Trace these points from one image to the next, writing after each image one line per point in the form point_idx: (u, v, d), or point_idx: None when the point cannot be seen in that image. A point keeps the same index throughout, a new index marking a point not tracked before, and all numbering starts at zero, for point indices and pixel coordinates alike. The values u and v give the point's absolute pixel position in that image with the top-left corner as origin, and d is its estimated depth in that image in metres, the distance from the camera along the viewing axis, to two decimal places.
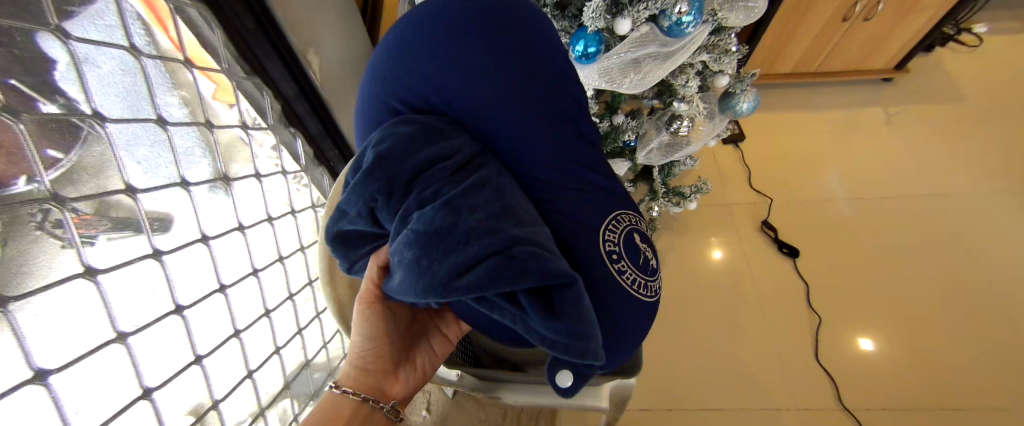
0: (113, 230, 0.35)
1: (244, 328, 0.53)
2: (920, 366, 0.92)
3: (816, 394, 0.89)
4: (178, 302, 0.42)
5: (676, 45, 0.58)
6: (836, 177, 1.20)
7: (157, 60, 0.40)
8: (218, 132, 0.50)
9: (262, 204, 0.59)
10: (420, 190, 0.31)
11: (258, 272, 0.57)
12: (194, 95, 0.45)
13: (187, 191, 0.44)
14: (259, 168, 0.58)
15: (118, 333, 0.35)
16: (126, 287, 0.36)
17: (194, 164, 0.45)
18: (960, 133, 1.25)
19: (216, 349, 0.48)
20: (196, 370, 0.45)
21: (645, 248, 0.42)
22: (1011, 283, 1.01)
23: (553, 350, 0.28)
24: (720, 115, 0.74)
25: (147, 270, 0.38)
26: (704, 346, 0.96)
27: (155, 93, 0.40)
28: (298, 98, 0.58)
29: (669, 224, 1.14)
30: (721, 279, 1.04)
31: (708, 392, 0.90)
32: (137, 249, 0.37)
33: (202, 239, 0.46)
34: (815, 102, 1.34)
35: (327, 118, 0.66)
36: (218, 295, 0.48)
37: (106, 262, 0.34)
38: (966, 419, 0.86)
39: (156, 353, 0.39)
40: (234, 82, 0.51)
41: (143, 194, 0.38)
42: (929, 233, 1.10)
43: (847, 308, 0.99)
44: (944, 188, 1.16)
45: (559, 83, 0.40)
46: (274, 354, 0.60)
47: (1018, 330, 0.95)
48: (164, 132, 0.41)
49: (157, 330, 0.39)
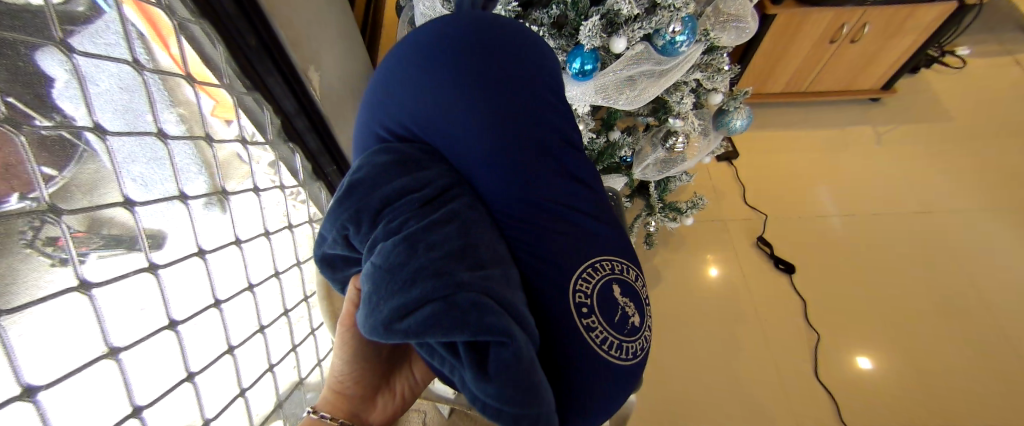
0: (104, 247, 0.34)
1: (238, 344, 0.52)
2: (920, 385, 0.91)
3: (817, 414, 0.88)
4: (172, 317, 0.41)
5: (670, 64, 0.59)
6: (828, 194, 1.21)
7: (157, 75, 0.40)
8: (217, 147, 0.49)
9: (259, 219, 0.58)
10: (388, 222, 0.33)
11: (253, 288, 0.56)
12: (193, 112, 0.45)
13: (184, 204, 0.44)
14: (257, 183, 0.58)
15: (110, 348, 0.34)
16: (119, 303, 0.35)
17: (191, 180, 0.45)
18: (948, 152, 1.28)
19: (209, 365, 0.46)
20: (188, 388, 0.43)
21: (625, 302, 0.38)
22: (1003, 300, 1.02)
23: (495, 419, 0.27)
24: (714, 132, 0.74)
25: (142, 284, 0.38)
26: (704, 366, 0.94)
27: (156, 109, 0.40)
28: (298, 113, 0.59)
29: (666, 239, 1.13)
30: (718, 296, 1.04)
31: (708, 414, 0.88)
32: (131, 261, 0.36)
33: (199, 253, 0.45)
34: (805, 120, 1.37)
35: (325, 132, 0.67)
36: (213, 310, 0.47)
37: (100, 276, 0.33)
38: None
39: (147, 370, 0.38)
40: (235, 98, 0.51)
41: (140, 206, 0.38)
42: (923, 249, 1.10)
43: (843, 326, 0.99)
44: (934, 205, 1.18)
45: (537, 113, 0.39)
46: (268, 371, 0.59)
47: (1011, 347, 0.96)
48: (163, 147, 0.41)
49: (151, 345, 0.38)
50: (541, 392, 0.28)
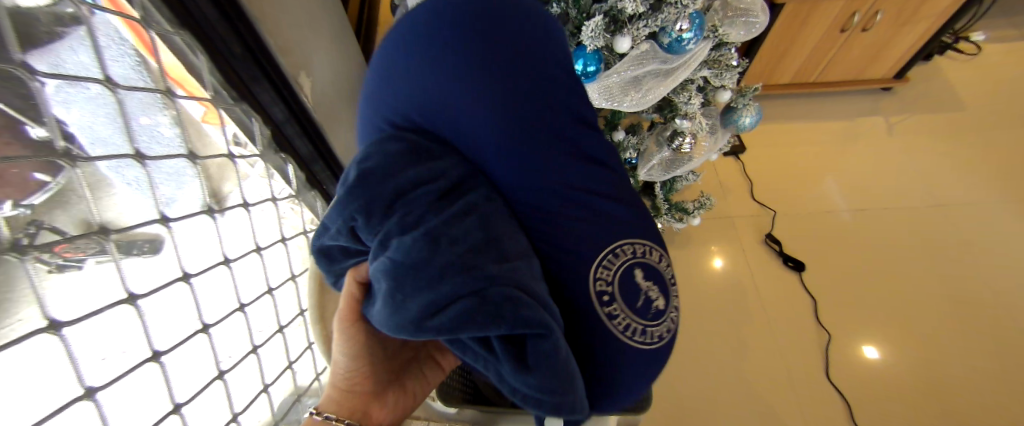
0: (103, 252, 0.33)
1: (228, 369, 0.49)
2: (931, 382, 0.90)
3: (827, 418, 0.87)
4: (155, 348, 0.38)
5: (677, 62, 0.57)
6: (836, 186, 1.19)
7: (159, 95, 0.40)
8: (208, 163, 0.48)
9: (250, 234, 0.57)
10: (402, 215, 0.30)
11: (244, 308, 0.54)
12: (186, 116, 0.44)
13: (166, 226, 0.40)
14: (247, 196, 0.57)
15: (86, 389, 0.31)
16: (93, 341, 0.32)
17: (176, 200, 0.42)
18: (961, 142, 1.25)
19: (197, 394, 0.44)
20: (174, 420, 0.40)
21: (649, 286, 0.35)
22: (1018, 294, 1.00)
23: (532, 406, 0.28)
24: (723, 129, 0.73)
25: (120, 317, 0.35)
26: (712, 368, 0.93)
27: (131, 114, 0.37)
28: (288, 121, 0.57)
29: (672, 237, 1.12)
30: (725, 293, 1.02)
31: (714, 418, 0.87)
32: (99, 292, 0.33)
33: (184, 278, 0.43)
34: (813, 111, 1.34)
35: (317, 138, 0.64)
36: (201, 335, 0.45)
37: (69, 314, 0.30)
38: None
39: (127, 407, 0.35)
40: (223, 108, 0.49)
41: (119, 234, 0.35)
42: (936, 243, 1.08)
43: (853, 321, 0.97)
44: (948, 198, 1.15)
45: (557, 95, 0.36)
46: (263, 392, 0.57)
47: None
48: (142, 168, 0.37)
49: (130, 381, 0.35)
50: (573, 374, 0.29)
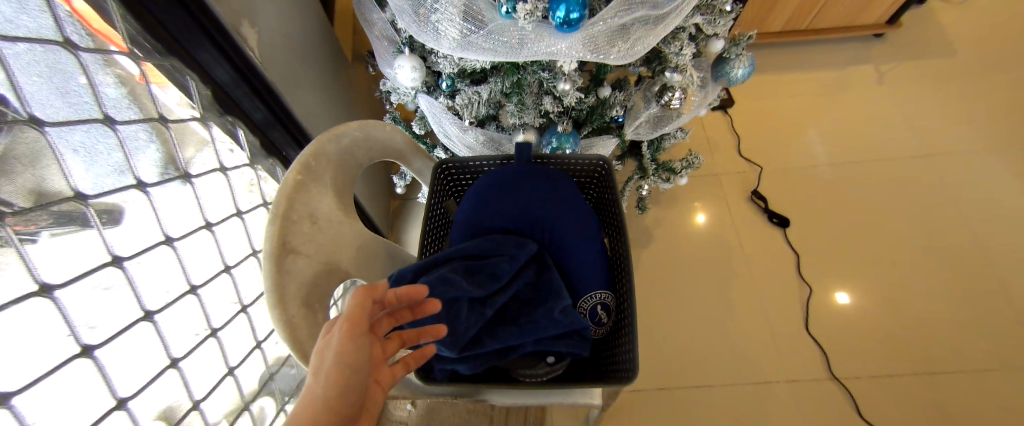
0: (57, 224, 0.27)
1: (221, 326, 0.46)
2: (906, 326, 0.93)
3: (808, 366, 0.90)
4: (147, 307, 0.35)
5: (669, 7, 0.51)
6: (821, 139, 1.18)
7: (96, 54, 0.34)
8: (173, 125, 0.43)
9: (229, 197, 0.52)
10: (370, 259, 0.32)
11: (231, 269, 0.50)
12: (130, 75, 0.38)
13: (144, 192, 0.37)
14: (223, 160, 0.52)
15: (84, 346, 0.29)
16: (85, 301, 0.29)
17: (141, 159, 0.38)
18: (947, 90, 1.24)
19: (193, 350, 0.41)
20: (173, 375, 0.38)
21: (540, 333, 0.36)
22: (993, 239, 1.03)
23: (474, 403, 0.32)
24: (713, 83, 0.69)
25: (108, 280, 0.32)
26: (695, 323, 0.95)
27: (92, 73, 0.33)
28: (236, 82, 0.50)
29: (659, 198, 1.11)
30: (710, 251, 1.04)
31: (699, 371, 0.90)
32: (91, 255, 0.30)
33: (167, 242, 0.39)
34: (803, 62, 1.30)
35: (274, 101, 0.58)
36: (190, 296, 0.42)
37: (62, 276, 0.27)
38: (950, 380, 0.88)
39: (127, 360, 0.33)
40: (155, 61, 0.41)
41: (93, 200, 0.31)
42: (916, 194, 1.10)
43: (831, 272, 1.01)
44: (931, 148, 1.15)
45: None
46: (256, 348, 0.54)
47: (999, 287, 0.97)
48: (113, 133, 0.35)
49: (127, 340, 0.33)
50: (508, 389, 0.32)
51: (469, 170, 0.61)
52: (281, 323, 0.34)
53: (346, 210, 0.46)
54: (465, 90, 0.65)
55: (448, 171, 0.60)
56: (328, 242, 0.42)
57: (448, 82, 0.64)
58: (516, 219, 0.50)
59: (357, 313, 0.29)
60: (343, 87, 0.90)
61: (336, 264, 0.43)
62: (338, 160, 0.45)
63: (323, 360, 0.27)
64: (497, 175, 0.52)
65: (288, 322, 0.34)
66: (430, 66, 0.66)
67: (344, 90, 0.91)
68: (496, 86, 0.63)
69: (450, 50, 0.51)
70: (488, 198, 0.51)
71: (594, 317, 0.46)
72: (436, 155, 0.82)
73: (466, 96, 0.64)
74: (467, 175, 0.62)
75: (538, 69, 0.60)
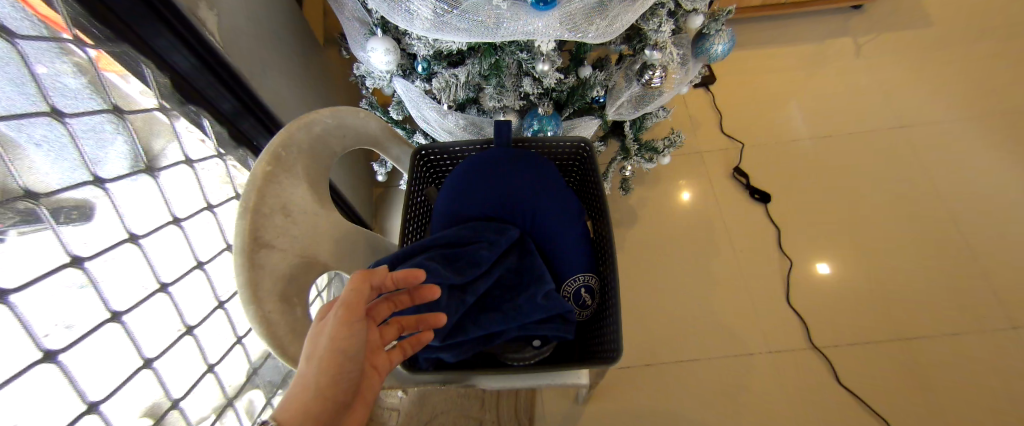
0: (24, 222, 0.26)
1: (197, 324, 0.45)
2: (878, 294, 0.97)
3: (788, 337, 0.93)
4: (113, 308, 0.34)
5: None
6: (801, 113, 1.20)
7: (50, 41, 0.31)
8: (133, 117, 0.40)
9: (198, 190, 0.49)
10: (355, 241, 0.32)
11: (203, 265, 0.48)
12: (87, 62, 0.35)
13: (103, 189, 0.34)
14: (188, 151, 0.48)
15: (45, 351, 0.27)
16: (44, 306, 0.27)
17: (103, 155, 0.35)
18: (922, 61, 1.26)
19: (167, 350, 0.40)
20: (148, 375, 0.37)
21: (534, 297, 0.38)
22: (964, 206, 1.06)
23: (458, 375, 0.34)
24: (694, 60, 0.69)
25: (67, 282, 0.30)
26: (679, 299, 0.98)
27: (31, 62, 0.29)
28: (197, 69, 0.47)
29: (643, 177, 1.12)
30: (693, 228, 1.06)
31: (684, 346, 0.93)
32: (49, 259, 0.28)
33: (131, 239, 0.37)
34: (783, 36, 1.31)
35: (240, 88, 0.55)
36: (161, 294, 0.40)
37: (16, 280, 0.25)
38: (920, 343, 0.92)
39: (95, 364, 0.31)
40: (110, 47, 0.37)
41: (47, 200, 0.29)
42: (891, 165, 1.12)
43: (809, 243, 1.04)
44: (906, 119, 1.18)
45: None
46: (237, 344, 0.53)
47: (967, 252, 1.01)
48: (63, 126, 0.31)
49: (93, 344, 0.31)
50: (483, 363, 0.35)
51: (449, 156, 0.60)
52: (258, 320, 0.33)
53: (322, 201, 0.45)
54: (442, 73, 0.62)
55: (427, 157, 0.59)
56: (304, 235, 0.40)
57: (424, 65, 0.62)
58: (496, 206, 0.49)
59: (354, 300, 0.29)
60: (315, 73, 0.86)
61: (313, 257, 0.42)
62: (309, 149, 0.43)
63: (318, 343, 0.28)
64: (476, 161, 0.51)
65: (265, 319, 0.34)
66: (405, 48, 0.64)
67: (316, 76, 0.87)
68: (474, 68, 0.61)
69: (424, 31, 0.48)
70: (467, 185, 0.51)
71: (578, 300, 0.47)
72: (416, 140, 0.80)
73: (443, 79, 0.62)
74: (447, 160, 0.61)
75: (516, 49, 0.59)
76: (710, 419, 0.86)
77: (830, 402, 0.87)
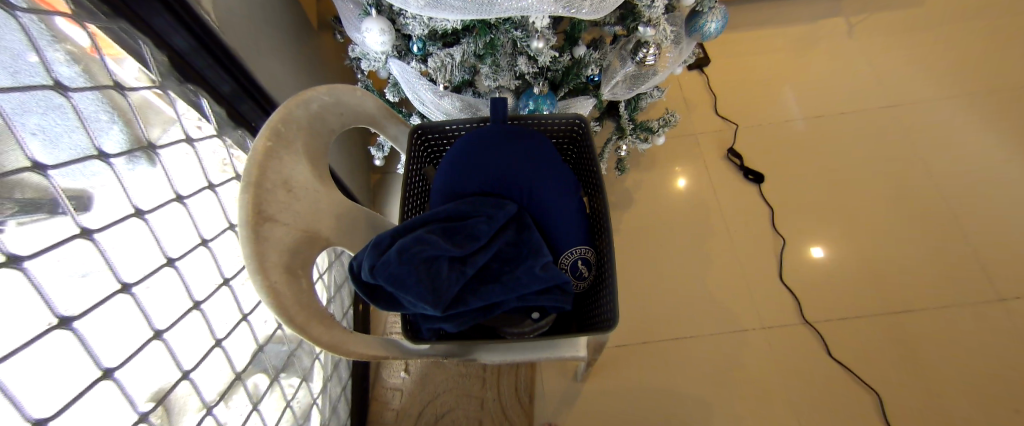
0: (23, 213, 0.26)
1: (204, 299, 0.46)
2: (869, 270, 1.00)
3: (781, 313, 0.95)
4: (123, 280, 0.34)
5: None
6: (794, 95, 1.21)
7: (33, 14, 0.30)
8: (131, 94, 0.40)
9: (200, 170, 0.49)
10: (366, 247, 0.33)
11: (208, 243, 0.48)
12: (81, 49, 0.34)
13: (107, 163, 0.35)
14: (188, 130, 0.48)
15: (60, 317, 0.28)
16: (58, 272, 0.28)
17: (106, 132, 0.36)
18: (915, 40, 1.27)
19: (176, 322, 0.40)
20: (159, 346, 0.38)
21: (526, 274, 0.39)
22: (954, 185, 1.08)
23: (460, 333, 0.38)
24: (687, 38, 0.69)
25: (79, 253, 0.30)
26: (675, 279, 1.00)
27: (38, 46, 0.30)
28: (196, 51, 0.48)
29: (638, 160, 1.13)
30: (688, 209, 1.07)
31: (680, 324, 0.95)
32: (63, 231, 0.29)
33: (137, 214, 0.37)
34: (777, 17, 1.31)
35: (237, 70, 0.55)
36: (168, 269, 0.40)
37: (28, 248, 0.26)
38: (909, 317, 0.94)
39: (109, 333, 0.32)
40: (105, 26, 0.37)
41: (53, 169, 0.29)
42: (883, 145, 1.14)
43: (801, 222, 1.06)
44: (898, 98, 1.19)
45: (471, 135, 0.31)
46: (244, 321, 0.53)
47: (956, 229, 1.03)
48: (65, 100, 0.32)
49: (105, 313, 0.32)
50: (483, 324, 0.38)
51: (445, 135, 0.61)
52: (264, 289, 0.34)
53: (322, 179, 0.45)
54: (437, 53, 0.62)
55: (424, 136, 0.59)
56: (306, 210, 0.41)
57: (419, 45, 0.62)
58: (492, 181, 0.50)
59: None
60: (309, 57, 0.86)
61: (316, 232, 0.42)
62: (308, 126, 0.43)
63: None
64: (473, 138, 0.52)
65: (272, 289, 0.34)
66: (399, 29, 0.64)
67: (311, 60, 0.87)
68: (469, 47, 0.61)
69: (419, 9, 0.48)
70: (465, 160, 0.51)
71: (575, 271, 0.48)
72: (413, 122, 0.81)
73: (439, 59, 0.62)
74: (443, 140, 0.62)
75: (511, 27, 0.59)
76: (705, 394, 0.88)
77: (822, 375, 0.90)
